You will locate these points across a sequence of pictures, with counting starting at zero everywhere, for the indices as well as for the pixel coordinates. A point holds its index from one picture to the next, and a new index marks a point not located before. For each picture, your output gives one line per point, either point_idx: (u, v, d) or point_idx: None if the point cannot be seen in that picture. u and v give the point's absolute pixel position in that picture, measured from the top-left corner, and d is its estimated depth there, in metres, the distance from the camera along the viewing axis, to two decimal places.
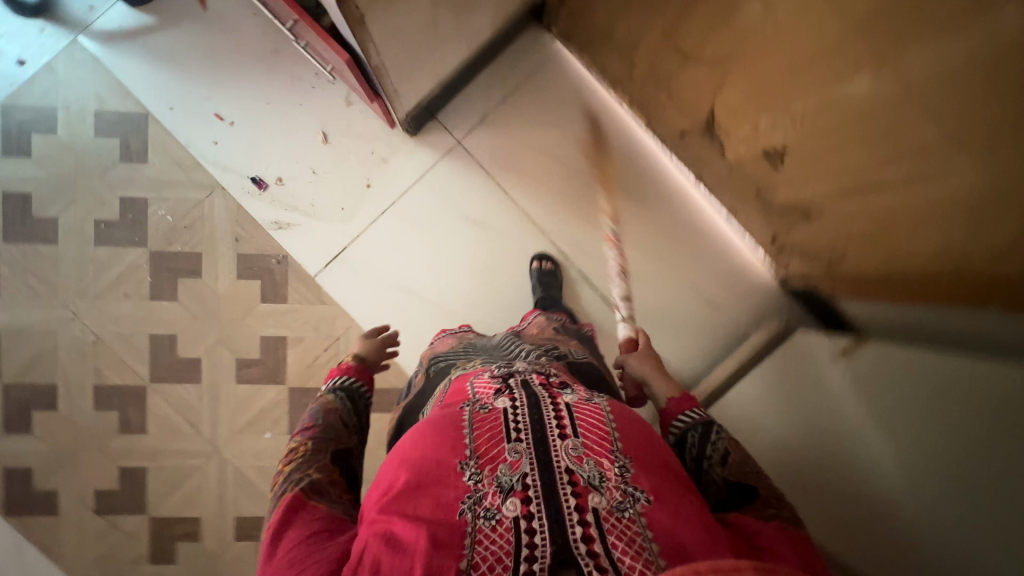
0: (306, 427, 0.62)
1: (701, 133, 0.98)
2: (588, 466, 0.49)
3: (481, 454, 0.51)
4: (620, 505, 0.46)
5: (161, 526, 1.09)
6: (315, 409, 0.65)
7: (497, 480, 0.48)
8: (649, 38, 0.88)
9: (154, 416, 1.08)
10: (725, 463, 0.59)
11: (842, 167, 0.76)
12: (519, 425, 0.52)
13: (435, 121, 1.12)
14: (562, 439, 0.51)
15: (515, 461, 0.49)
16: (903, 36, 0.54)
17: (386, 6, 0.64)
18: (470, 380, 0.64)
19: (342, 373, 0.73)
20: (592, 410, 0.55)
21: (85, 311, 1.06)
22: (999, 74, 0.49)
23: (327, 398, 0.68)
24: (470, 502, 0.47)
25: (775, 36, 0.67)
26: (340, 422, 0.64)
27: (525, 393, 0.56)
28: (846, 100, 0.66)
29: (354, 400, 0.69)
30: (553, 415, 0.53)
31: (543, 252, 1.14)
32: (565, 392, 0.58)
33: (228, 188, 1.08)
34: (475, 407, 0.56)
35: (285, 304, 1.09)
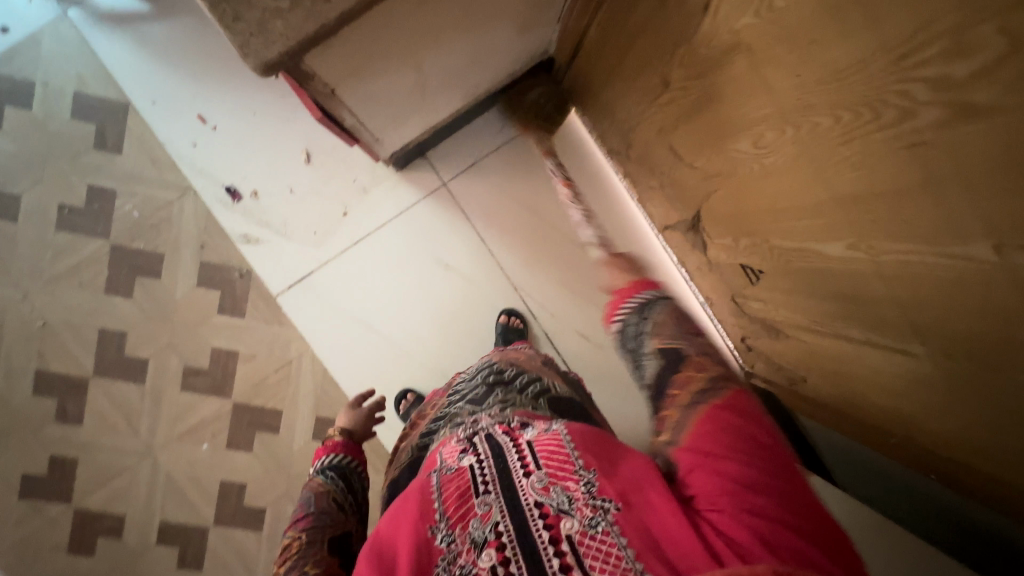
0: (299, 517, 0.66)
1: (686, 226, 0.95)
2: (556, 493, 0.48)
3: (450, 512, 0.50)
4: (591, 523, 0.45)
5: (85, 519, 1.08)
6: (308, 496, 0.70)
7: (470, 537, 0.47)
8: (645, 129, 0.85)
9: (92, 410, 1.07)
10: (659, 329, 0.57)
11: (811, 308, 0.74)
12: (485, 477, 0.51)
13: (423, 159, 1.09)
14: (526, 476, 0.50)
15: (485, 513, 0.48)
16: (877, 228, 0.52)
17: (359, 79, 0.60)
18: (439, 449, 0.61)
19: (330, 451, 0.79)
20: (551, 437, 0.54)
21: (37, 294, 1.04)
22: (967, 299, 0.48)
23: (318, 481, 0.72)
24: (446, 564, 0.47)
25: (761, 177, 0.64)
26: (332, 504, 0.68)
27: (488, 445, 0.55)
28: (821, 259, 0.64)
29: (346, 479, 0.74)
30: (516, 456, 0.52)
31: (512, 308, 1.11)
32: (528, 431, 0.57)
33: (201, 193, 1.05)
34: (442, 471, 0.55)
35: (241, 319, 1.07)
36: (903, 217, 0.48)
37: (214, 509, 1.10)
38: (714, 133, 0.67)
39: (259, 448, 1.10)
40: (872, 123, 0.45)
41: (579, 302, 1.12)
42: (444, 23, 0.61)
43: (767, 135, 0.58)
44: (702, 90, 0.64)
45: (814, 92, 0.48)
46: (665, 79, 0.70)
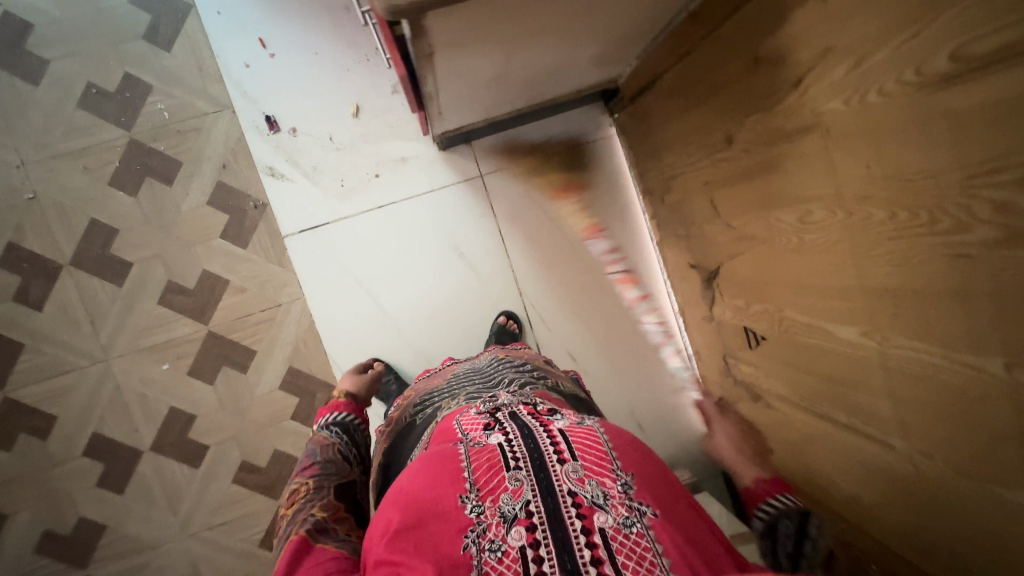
0: (306, 466, 0.68)
1: (701, 279, 0.99)
2: (591, 487, 0.47)
3: (481, 485, 0.49)
4: (626, 522, 0.45)
5: (12, 410, 1.01)
6: (315, 449, 0.71)
7: (500, 511, 0.46)
8: (691, 179, 0.89)
9: (57, 298, 1.00)
10: (825, 563, 0.51)
11: (804, 383, 0.78)
12: (517, 454, 0.51)
13: (467, 146, 1.09)
14: (561, 463, 0.49)
15: (516, 489, 0.47)
16: (895, 322, 0.56)
17: (459, 51, 0.61)
18: (456, 418, 0.62)
19: (335, 409, 0.82)
20: (585, 431, 0.54)
21: (34, 165, 0.98)
22: (966, 406, 0.52)
23: (323, 435, 0.75)
24: (474, 536, 0.45)
25: (797, 250, 0.68)
26: (339, 457, 0.70)
27: (516, 424, 0.55)
28: (830, 339, 0.68)
29: (350, 435, 0.76)
30: (548, 440, 0.52)
31: (513, 311, 1.12)
32: (556, 419, 0.57)
33: (239, 115, 1.02)
34: (469, 442, 0.54)
35: (242, 249, 1.04)
36: (921, 318, 0.53)
37: (156, 434, 1.05)
38: (763, 198, 0.71)
39: (221, 382, 1.06)
40: (925, 227, 0.49)
41: (576, 324, 1.15)
42: (551, 23, 0.63)
43: (817, 213, 0.62)
44: (765, 157, 0.67)
45: (876, 186, 0.52)
46: (729, 136, 0.73)
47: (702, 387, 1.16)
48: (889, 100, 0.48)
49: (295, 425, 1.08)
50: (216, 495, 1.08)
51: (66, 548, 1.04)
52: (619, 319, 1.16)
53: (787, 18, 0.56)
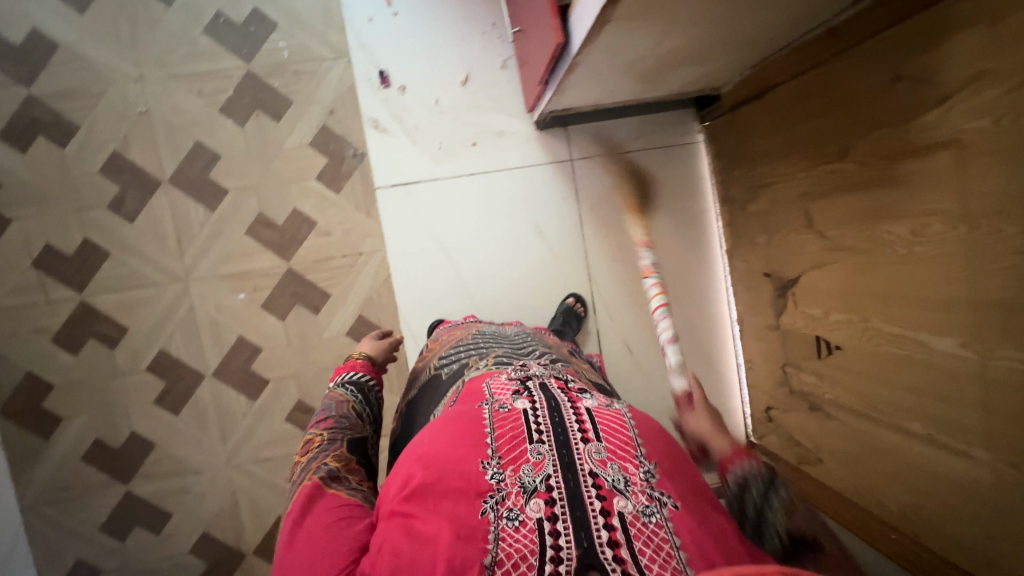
0: (321, 419, 0.63)
1: (773, 288, 1.03)
2: (613, 470, 0.44)
3: (503, 453, 0.45)
4: (646, 511, 0.41)
5: (87, 315, 1.02)
6: (329, 404, 0.66)
7: (520, 481, 0.43)
8: (784, 191, 0.93)
9: (150, 213, 1.02)
10: (791, 518, 0.40)
11: (875, 393, 0.82)
12: (540, 427, 0.47)
13: (562, 130, 1.13)
14: (584, 442, 0.45)
15: (537, 462, 0.44)
16: (1003, 335, 0.60)
17: (628, 23, 0.65)
18: (485, 380, 0.59)
19: (350, 368, 0.74)
20: (613, 415, 0.49)
21: (151, 81, 1.01)
22: None
23: (339, 392, 0.69)
24: (493, 502, 0.42)
25: (901, 262, 0.72)
26: (353, 413, 0.65)
27: (545, 395, 0.52)
28: (921, 349, 0.72)
29: (364, 393, 0.70)
30: (573, 417, 0.48)
31: (580, 294, 1.16)
32: (585, 397, 0.53)
33: (354, 65, 1.06)
34: (494, 406, 0.51)
35: (334, 194, 1.07)
36: None
37: (221, 361, 1.06)
38: (871, 209, 0.75)
39: (291, 320, 1.07)
40: None
41: (638, 317, 1.18)
42: (712, 13, 0.67)
43: (933, 226, 0.66)
44: (882, 169, 0.72)
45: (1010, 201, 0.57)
46: (844, 148, 0.77)
47: (747, 399, 1.21)
48: None
49: None
50: (267, 431, 1.08)
51: (113, 460, 1.05)
52: (677, 318, 1.20)
53: (941, 40, 0.61)
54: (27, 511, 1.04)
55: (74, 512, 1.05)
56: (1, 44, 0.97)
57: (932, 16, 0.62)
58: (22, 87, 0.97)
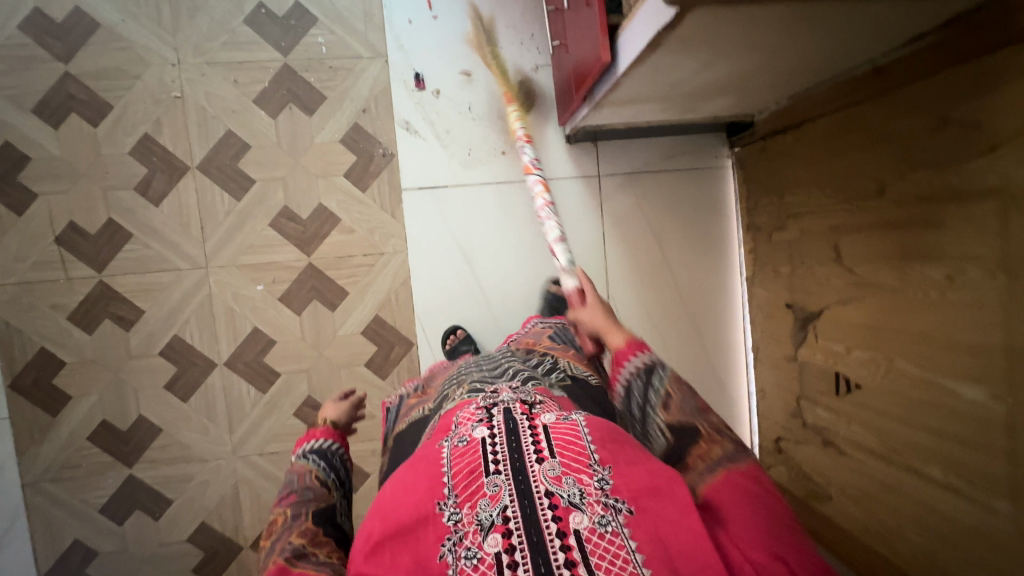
0: (281, 495, 0.55)
1: (794, 320, 1.03)
2: (568, 485, 0.43)
3: (460, 491, 0.44)
4: (602, 521, 0.40)
5: (105, 296, 1.02)
6: (289, 478, 0.58)
7: (477, 518, 0.42)
8: (813, 224, 0.93)
9: (175, 198, 1.02)
10: (669, 408, 0.53)
11: (894, 434, 0.81)
12: (497, 455, 0.46)
13: (592, 145, 1.13)
14: (538, 462, 0.44)
15: (494, 495, 0.43)
16: None
17: (678, 49, 0.65)
18: (456, 413, 0.56)
19: (310, 437, 0.65)
20: (569, 427, 0.49)
21: (188, 66, 1.01)
22: None
23: (299, 463, 0.60)
24: (450, 544, 0.42)
25: (931, 305, 0.71)
26: (317, 480, 0.57)
27: (504, 418, 0.50)
28: (947, 395, 0.71)
29: (331, 458, 0.62)
30: (529, 438, 0.47)
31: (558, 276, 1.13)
32: (545, 412, 0.52)
33: (390, 66, 1.06)
34: (453, 441, 0.50)
35: (361, 192, 1.06)
36: None
37: (234, 351, 1.06)
38: (904, 250, 0.74)
39: (307, 315, 1.07)
40: None
41: (654, 337, 1.18)
42: (760, 45, 0.67)
43: (970, 273, 0.66)
44: (921, 212, 0.71)
45: None
46: (882, 186, 0.77)
47: (758, 426, 1.20)
48: None
49: (367, 373, 1.09)
50: (275, 424, 1.08)
51: (118, 443, 1.04)
52: (691, 341, 1.19)
53: (994, 87, 0.61)
54: (28, 487, 1.03)
55: (75, 491, 1.04)
56: (42, 19, 0.97)
57: (987, 63, 0.61)
58: (60, 63, 0.98)
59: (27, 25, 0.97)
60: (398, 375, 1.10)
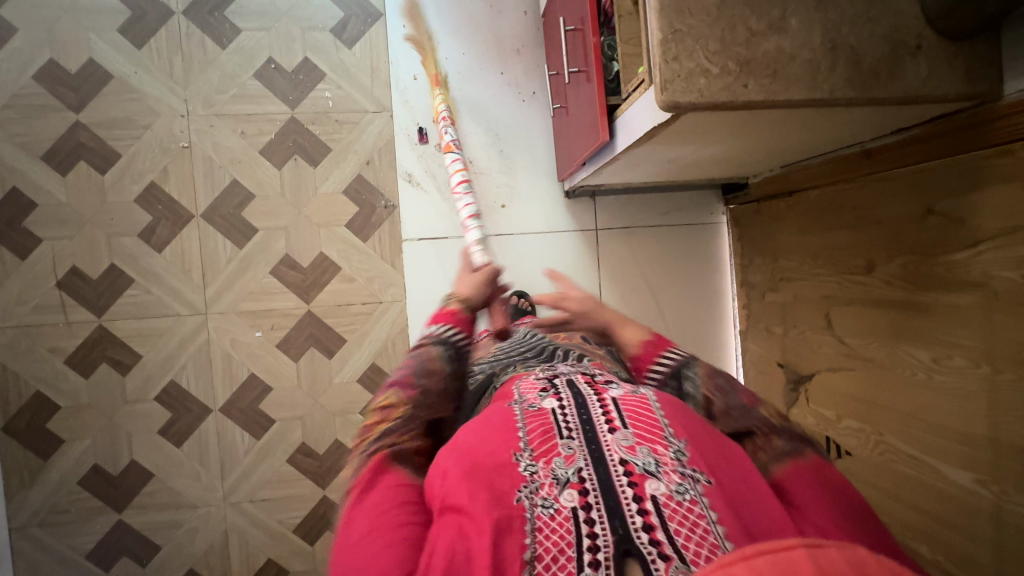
0: (405, 379, 0.57)
1: (786, 379, 1.04)
2: (642, 454, 0.43)
3: (535, 446, 0.45)
4: (679, 489, 0.40)
5: (103, 340, 1.02)
6: (417, 360, 0.59)
7: (553, 473, 0.43)
8: (807, 290, 0.95)
9: (178, 245, 1.03)
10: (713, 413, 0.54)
11: (884, 507, 0.81)
12: (568, 423, 0.47)
13: (590, 200, 1.15)
14: (611, 432, 0.45)
15: (569, 455, 0.44)
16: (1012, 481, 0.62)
17: (675, 135, 0.67)
18: (515, 382, 0.59)
19: (449, 322, 0.64)
20: (639, 400, 0.49)
21: (197, 117, 1.03)
22: None
23: (432, 349, 0.60)
24: (527, 492, 0.42)
25: (919, 385, 0.73)
26: (438, 386, 0.58)
27: (570, 393, 0.51)
28: (936, 475, 0.72)
29: (458, 360, 0.62)
30: (599, 410, 0.48)
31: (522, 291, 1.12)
32: (612, 387, 0.53)
33: (395, 119, 1.08)
34: (523, 405, 0.51)
35: (362, 242, 1.08)
36: None
37: (229, 397, 1.06)
38: (894, 328, 0.76)
39: (304, 362, 1.08)
40: None
41: None
42: (752, 132, 0.69)
43: (956, 359, 0.67)
44: (908, 294, 0.73)
45: None
46: (871, 265, 0.79)
47: None
48: None
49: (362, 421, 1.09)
50: (267, 471, 1.08)
51: (108, 487, 1.04)
52: None
53: (976, 186, 0.63)
54: (16, 531, 1.03)
55: (62, 536, 1.03)
56: (56, 70, 0.99)
57: (974, 162, 0.63)
58: (72, 112, 1.00)
59: (41, 75, 0.99)
60: None
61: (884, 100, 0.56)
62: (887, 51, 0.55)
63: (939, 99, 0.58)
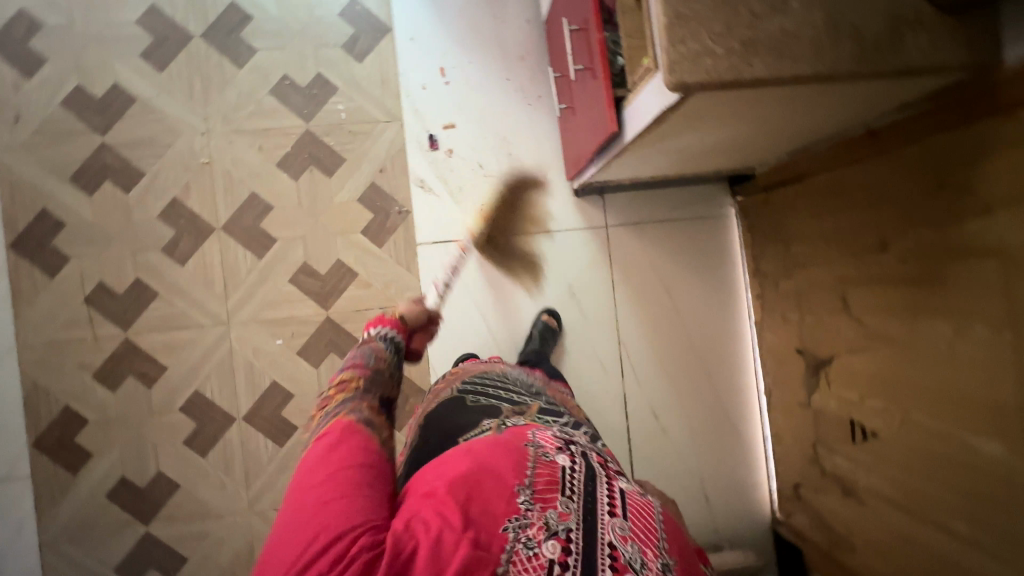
0: (358, 364, 0.68)
1: (806, 365, 1.03)
2: (631, 550, 0.43)
3: (537, 489, 0.45)
4: None
5: (129, 353, 1.05)
6: (366, 352, 0.71)
7: (545, 519, 0.43)
8: (820, 273, 0.95)
9: (200, 257, 1.06)
10: None
11: (913, 486, 0.80)
12: (574, 487, 0.46)
13: (599, 198, 1.17)
14: (610, 515, 0.45)
15: (564, 513, 0.44)
16: None
17: (682, 122, 0.70)
18: (532, 428, 0.55)
19: (387, 325, 0.78)
20: (645, 503, 0.48)
21: (216, 134, 1.07)
22: None
23: (378, 343, 0.74)
24: (514, 526, 0.43)
25: (941, 359, 0.73)
26: (385, 370, 0.69)
27: (586, 462, 0.49)
28: (965, 449, 0.71)
29: (398, 351, 0.75)
30: (607, 492, 0.47)
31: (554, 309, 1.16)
32: (623, 478, 0.51)
33: (405, 128, 1.12)
34: (539, 448, 0.50)
35: (377, 247, 1.10)
36: None
37: (252, 405, 1.07)
38: (911, 304, 0.76)
39: (324, 368, 1.09)
40: None
41: (664, 381, 1.20)
42: (757, 116, 0.71)
43: (977, 330, 0.67)
44: (925, 268, 0.73)
45: None
46: (884, 242, 0.79)
47: (774, 473, 1.20)
48: None
49: None
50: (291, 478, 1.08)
51: (135, 500, 1.05)
52: (702, 385, 1.21)
53: (983, 157, 0.64)
54: (45, 547, 1.03)
55: (91, 551, 1.04)
56: (83, 95, 1.04)
57: (980, 132, 0.64)
58: (98, 135, 1.04)
59: (70, 101, 1.04)
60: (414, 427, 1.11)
61: (887, 72, 0.58)
62: (885, 27, 0.57)
63: (942, 70, 0.59)
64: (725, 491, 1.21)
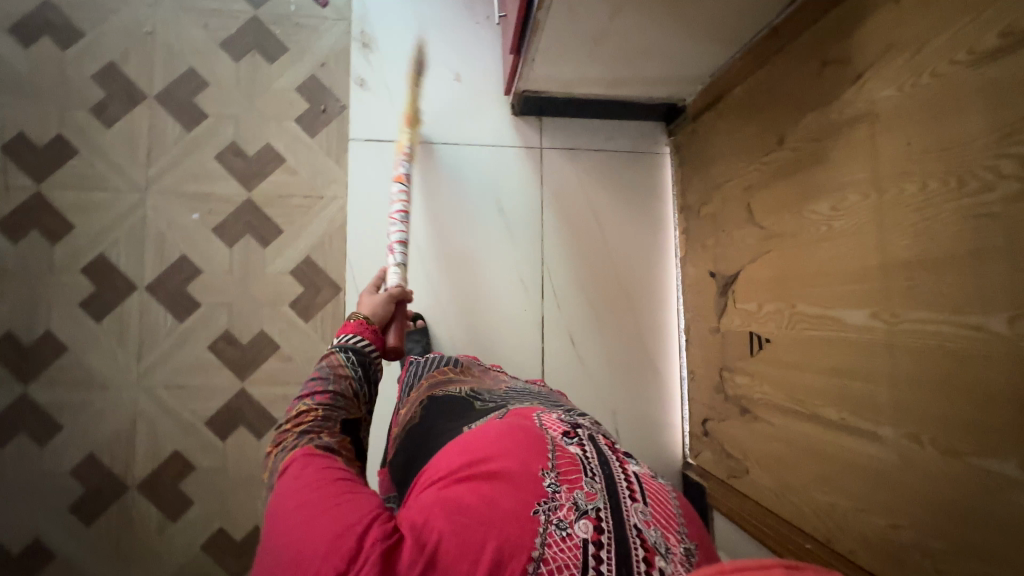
0: (314, 390, 0.55)
1: (718, 288, 1.03)
2: (655, 533, 0.42)
3: (560, 471, 0.45)
4: None
5: (39, 207, 1.03)
6: (323, 367, 0.57)
7: (573, 500, 0.42)
8: (731, 189, 0.97)
9: (128, 122, 1.06)
10: None
11: (798, 382, 0.79)
12: (593, 469, 0.46)
13: (537, 119, 1.19)
14: (632, 500, 0.44)
15: (590, 492, 0.43)
16: (895, 297, 0.61)
17: None
18: (537, 412, 0.58)
19: (354, 330, 0.63)
20: (658, 488, 0.48)
21: (163, 8, 1.09)
22: (958, 386, 0.55)
23: (337, 358, 0.59)
24: (544, 508, 0.41)
25: (822, 239, 0.73)
26: (350, 392, 0.56)
27: (595, 446, 0.50)
28: (838, 326, 0.70)
29: (367, 366, 0.60)
30: (624, 475, 0.46)
31: None
32: (632, 461, 0.51)
33: (352, 28, 1.14)
34: (552, 435, 0.50)
35: (309, 137, 1.11)
36: (935, 288, 0.56)
37: (157, 276, 1.05)
38: (800, 192, 0.77)
39: (238, 249, 1.08)
40: (954, 192, 0.54)
41: (585, 309, 1.19)
42: None
43: (850, 198, 0.67)
44: (811, 149, 0.75)
45: (916, 161, 0.58)
46: (781, 137, 0.81)
47: (687, 415, 1.18)
48: (943, 79, 0.55)
49: (291, 314, 1.08)
50: (187, 356, 1.05)
51: (19, 359, 1.01)
52: (624, 319, 1.20)
53: (862, 22, 0.66)
54: None
55: None
56: None
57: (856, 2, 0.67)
58: None
59: None
60: (323, 320, 1.08)
61: None
62: None
63: None
64: (637, 429, 1.18)
